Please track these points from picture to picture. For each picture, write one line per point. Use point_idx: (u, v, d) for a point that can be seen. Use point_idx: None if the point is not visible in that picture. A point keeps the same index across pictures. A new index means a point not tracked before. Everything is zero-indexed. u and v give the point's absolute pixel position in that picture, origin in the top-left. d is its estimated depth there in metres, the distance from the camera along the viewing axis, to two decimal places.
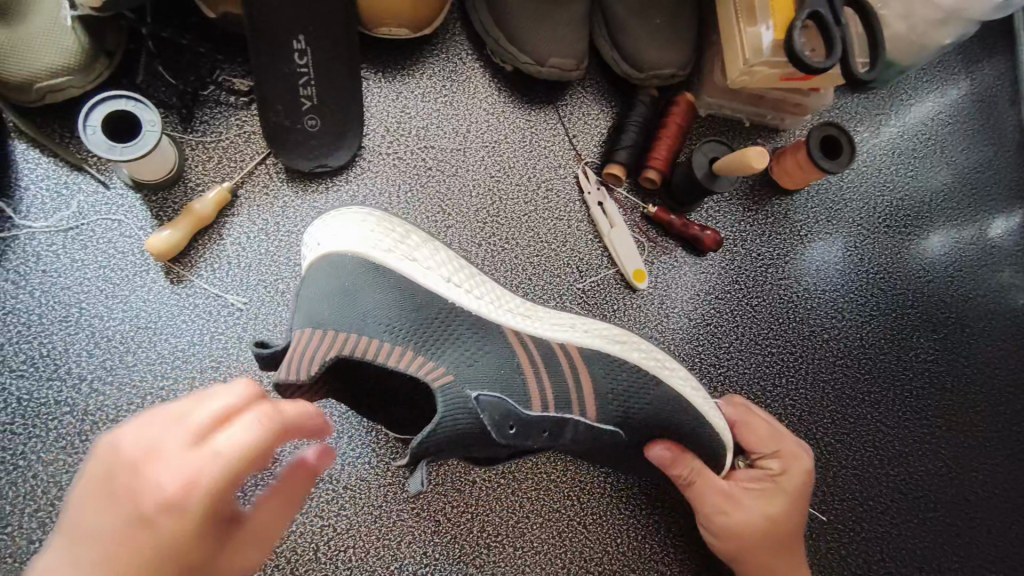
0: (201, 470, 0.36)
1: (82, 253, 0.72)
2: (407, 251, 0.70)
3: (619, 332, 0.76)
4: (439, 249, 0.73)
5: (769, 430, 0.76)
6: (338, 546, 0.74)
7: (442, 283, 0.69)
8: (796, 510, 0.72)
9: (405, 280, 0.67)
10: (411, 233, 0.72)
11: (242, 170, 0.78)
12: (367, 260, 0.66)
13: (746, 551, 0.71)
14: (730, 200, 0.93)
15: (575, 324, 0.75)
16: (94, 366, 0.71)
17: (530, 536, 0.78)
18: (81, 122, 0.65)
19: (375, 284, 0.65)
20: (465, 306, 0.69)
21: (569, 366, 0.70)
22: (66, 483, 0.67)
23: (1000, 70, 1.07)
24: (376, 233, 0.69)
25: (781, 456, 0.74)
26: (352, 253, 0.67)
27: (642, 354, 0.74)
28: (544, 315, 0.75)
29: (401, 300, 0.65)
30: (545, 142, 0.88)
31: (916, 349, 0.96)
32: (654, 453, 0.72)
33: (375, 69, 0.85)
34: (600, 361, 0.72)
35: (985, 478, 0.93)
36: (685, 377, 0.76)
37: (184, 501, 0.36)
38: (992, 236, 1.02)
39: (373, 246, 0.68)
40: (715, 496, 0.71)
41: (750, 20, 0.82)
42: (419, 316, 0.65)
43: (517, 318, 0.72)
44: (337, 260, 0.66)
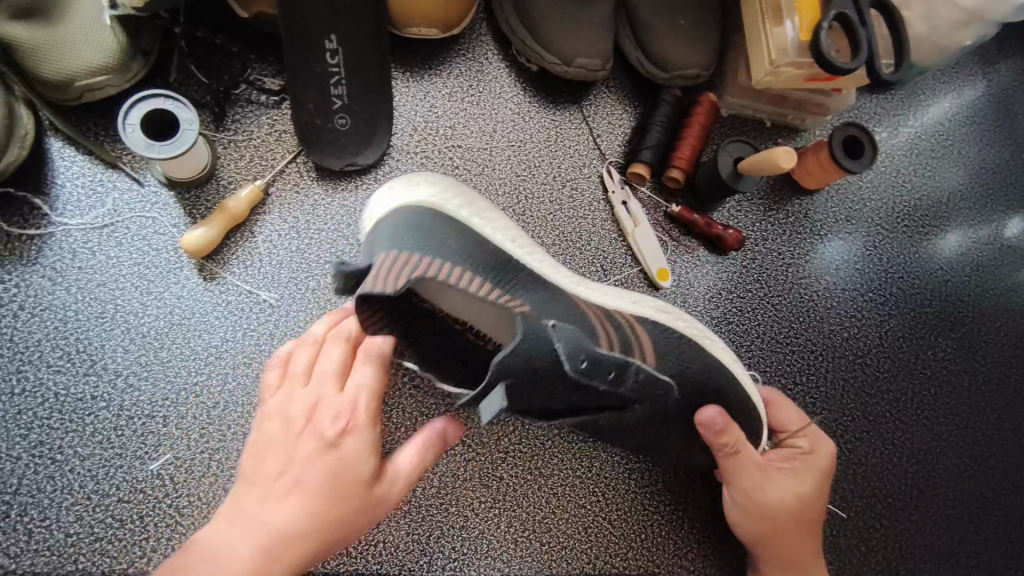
0: (350, 402, 0.59)
1: (117, 250, 0.73)
2: (475, 211, 0.71)
3: (667, 303, 0.77)
4: (501, 215, 0.74)
5: (797, 414, 0.79)
6: (368, 540, 0.74)
7: (507, 242, 0.70)
8: (825, 488, 0.74)
9: (476, 235, 0.69)
10: (476, 199, 0.74)
11: (273, 169, 0.78)
12: (438, 213, 0.68)
13: (780, 529, 0.72)
14: (751, 200, 0.94)
15: (626, 296, 0.75)
16: (130, 361, 0.72)
17: (556, 532, 0.79)
18: (120, 120, 0.66)
19: (445, 234, 0.67)
20: (530, 263, 0.70)
21: (627, 325, 0.71)
22: (103, 478, 0.68)
23: (1017, 71, 1.08)
24: (444, 191, 0.71)
25: (810, 438, 0.76)
26: (423, 205, 0.68)
27: (688, 325, 0.75)
28: (597, 285, 0.76)
29: (471, 249, 0.67)
30: (569, 141, 0.89)
31: (933, 348, 0.97)
32: (705, 414, 0.70)
33: (403, 69, 0.85)
34: (649, 326, 0.72)
35: (1002, 476, 0.94)
36: (727, 352, 0.76)
37: (342, 427, 0.58)
38: (1009, 235, 1.03)
39: (444, 202, 0.70)
40: (755, 474, 0.71)
41: (776, 21, 0.83)
42: (488, 263, 0.67)
43: (575, 282, 0.73)
44: (410, 211, 0.68)
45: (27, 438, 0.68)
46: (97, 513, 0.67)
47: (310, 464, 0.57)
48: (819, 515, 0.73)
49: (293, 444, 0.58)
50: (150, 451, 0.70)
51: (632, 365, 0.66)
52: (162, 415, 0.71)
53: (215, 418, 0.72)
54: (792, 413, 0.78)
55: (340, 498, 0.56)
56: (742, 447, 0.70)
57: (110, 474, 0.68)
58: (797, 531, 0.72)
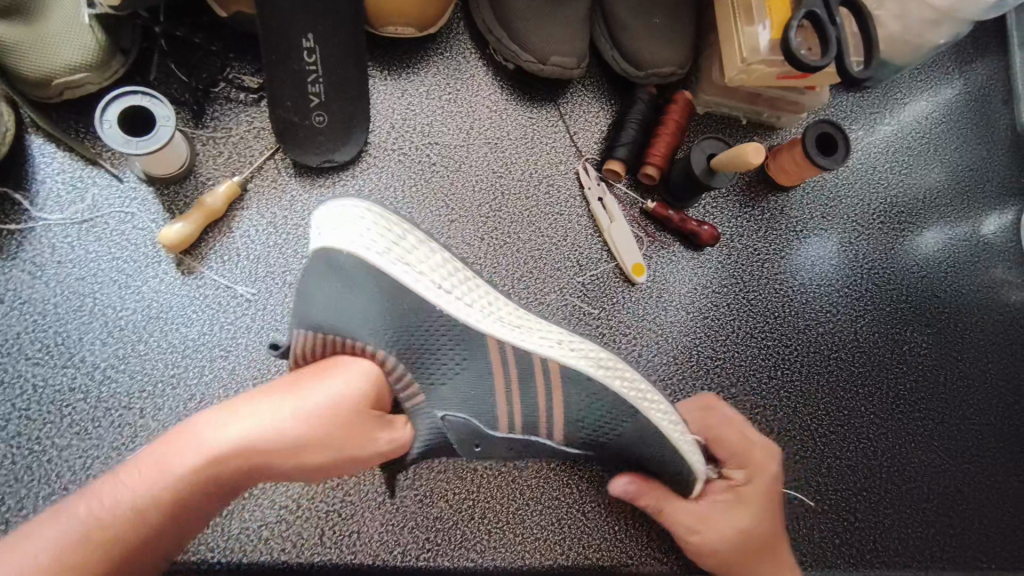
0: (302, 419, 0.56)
1: (96, 245, 0.74)
2: (402, 254, 0.65)
3: (607, 357, 0.71)
4: (437, 249, 0.68)
5: (736, 439, 0.77)
6: (344, 530, 0.76)
7: (433, 290, 0.66)
8: (768, 513, 0.73)
9: (395, 289, 0.64)
10: (407, 233, 0.67)
11: (251, 165, 0.80)
12: (357, 262, 0.63)
13: (733, 566, 0.72)
14: (727, 197, 0.95)
15: (562, 341, 0.70)
16: (108, 353, 0.73)
17: (530, 523, 0.80)
18: (97, 116, 0.67)
19: (364, 290, 0.63)
20: (453, 314, 0.66)
21: (545, 385, 0.68)
22: (80, 467, 0.69)
23: (994, 69, 1.09)
24: (371, 230, 0.65)
25: (745, 464, 0.75)
26: (342, 250, 0.63)
27: (622, 382, 0.70)
28: (535, 325, 0.71)
29: (389, 305, 0.63)
30: (546, 139, 0.90)
31: (909, 343, 0.98)
32: (620, 487, 0.73)
33: (381, 67, 0.87)
34: (575, 385, 0.68)
35: (976, 470, 0.95)
36: (670, 412, 0.72)
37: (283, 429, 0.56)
38: (985, 233, 1.04)
39: (367, 245, 0.64)
40: (691, 521, 0.72)
41: (748, 19, 0.84)
42: (405, 319, 0.64)
43: (507, 329, 0.68)
44: (329, 259, 0.63)
45: (5, 429, 0.69)
46: None
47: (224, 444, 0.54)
48: (771, 542, 0.72)
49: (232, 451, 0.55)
50: (126, 442, 0.71)
51: (535, 441, 0.69)
52: (140, 407, 0.72)
53: (192, 409, 0.73)
54: (729, 438, 0.77)
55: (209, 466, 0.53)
56: (662, 504, 0.73)
57: (87, 465, 0.70)
58: (747, 564, 0.72)
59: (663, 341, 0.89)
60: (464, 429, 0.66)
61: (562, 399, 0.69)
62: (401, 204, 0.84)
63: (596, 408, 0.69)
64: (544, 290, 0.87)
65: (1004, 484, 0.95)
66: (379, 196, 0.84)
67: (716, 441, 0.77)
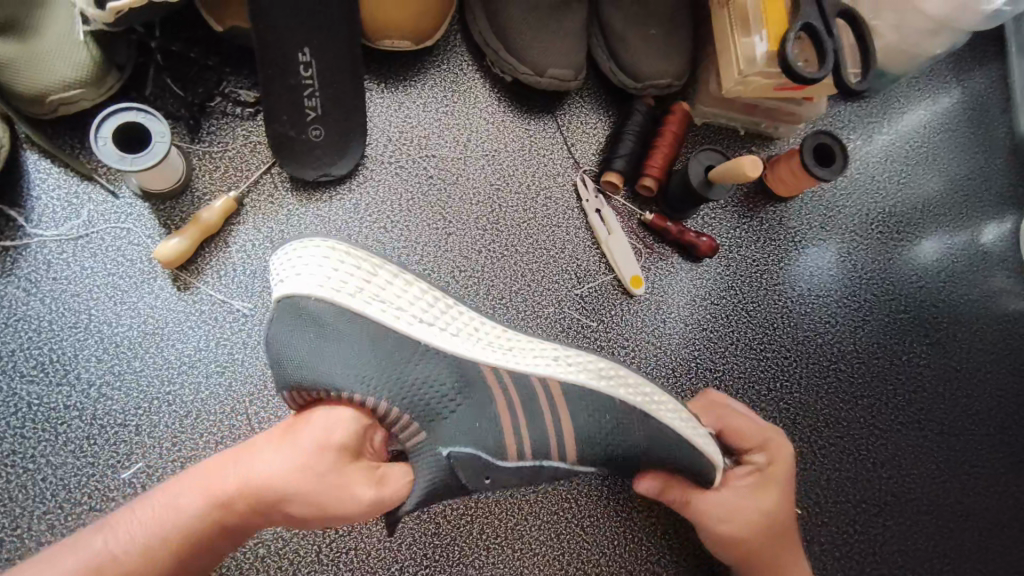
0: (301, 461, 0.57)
1: (91, 261, 0.74)
2: (375, 293, 0.67)
3: (608, 366, 0.73)
4: (408, 282, 0.70)
5: (751, 423, 0.77)
6: (341, 547, 0.75)
7: (414, 323, 0.67)
8: (790, 496, 0.75)
9: (375, 328, 0.64)
10: (377, 270, 0.68)
11: (248, 180, 0.79)
12: (332, 305, 0.63)
13: (760, 551, 0.73)
14: (725, 208, 0.95)
15: (557, 356, 0.72)
16: (104, 370, 0.72)
17: (528, 538, 0.79)
18: (93, 132, 0.67)
19: (344, 334, 0.63)
20: (440, 344, 0.67)
21: (550, 404, 0.68)
22: (75, 486, 0.69)
23: (992, 77, 1.09)
24: (339, 271, 0.66)
25: (770, 449, 0.76)
26: (314, 296, 0.64)
27: (627, 389, 0.71)
28: (523, 343, 0.73)
29: (373, 344, 0.63)
30: (543, 150, 0.90)
31: (908, 354, 0.97)
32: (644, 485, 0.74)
33: (378, 80, 0.86)
34: (581, 400, 0.69)
35: (977, 480, 0.95)
36: (678, 409, 0.73)
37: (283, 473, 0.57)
38: (984, 242, 1.03)
39: (338, 287, 0.65)
40: (720, 509, 0.72)
41: (744, 31, 0.84)
42: (393, 355, 0.64)
43: (499, 353, 0.70)
44: (302, 308, 0.63)
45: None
46: (70, 521, 0.68)
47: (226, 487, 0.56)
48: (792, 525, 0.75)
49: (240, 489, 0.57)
50: (122, 459, 0.71)
51: (547, 463, 0.68)
52: (135, 424, 0.72)
53: (188, 426, 0.73)
54: (749, 427, 0.77)
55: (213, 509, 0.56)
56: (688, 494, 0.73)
57: (82, 483, 0.69)
58: (776, 548, 0.73)
59: (662, 353, 0.89)
60: (475, 462, 0.64)
61: (567, 409, 0.68)
62: (398, 217, 0.84)
63: (605, 418, 0.69)
64: (541, 302, 0.86)
65: (1006, 495, 0.95)
66: (376, 209, 0.83)
67: (738, 430, 0.77)
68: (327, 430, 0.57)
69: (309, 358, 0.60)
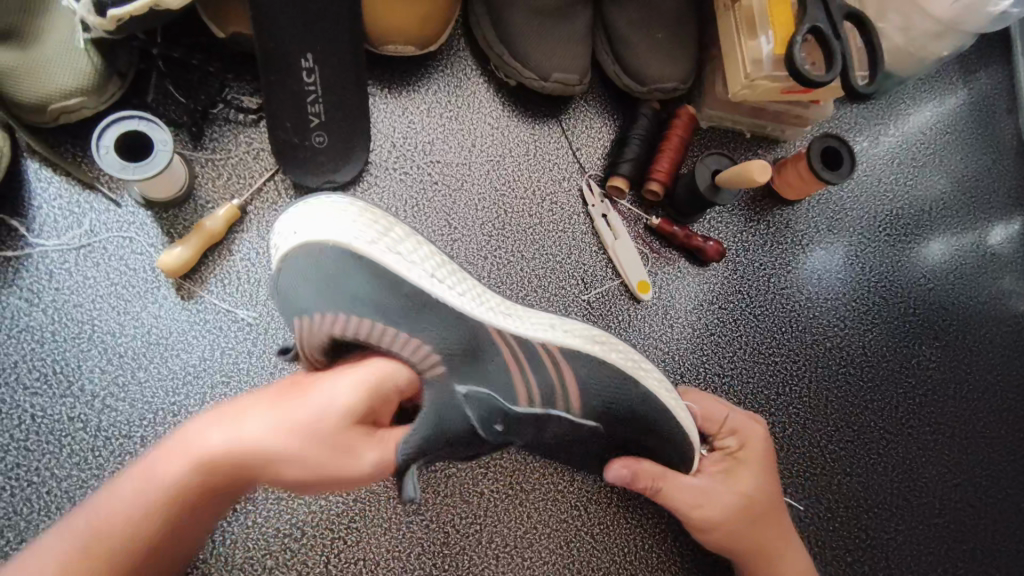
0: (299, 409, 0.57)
1: (94, 271, 0.73)
2: (390, 244, 0.66)
3: (599, 331, 0.73)
4: (422, 243, 0.68)
5: (720, 409, 0.78)
6: (349, 558, 0.74)
7: (425, 277, 0.66)
8: (766, 475, 0.74)
9: (387, 277, 0.64)
10: (390, 227, 0.67)
11: (251, 187, 0.79)
12: (344, 253, 0.63)
13: (736, 534, 0.71)
14: (731, 211, 0.95)
15: (555, 323, 0.71)
16: (107, 382, 0.71)
17: (537, 547, 0.79)
18: (95, 142, 0.66)
19: (356, 283, 0.63)
20: (447, 300, 0.66)
21: (552, 364, 0.68)
22: (80, 499, 0.68)
23: (998, 78, 1.08)
24: (356, 224, 0.65)
25: (736, 431, 0.76)
26: (328, 244, 0.63)
27: (618, 353, 0.72)
28: (524, 312, 0.72)
29: (380, 289, 0.63)
30: (548, 155, 0.89)
31: (918, 356, 0.97)
32: (613, 471, 0.71)
33: (382, 86, 0.86)
34: (579, 361, 0.69)
35: (988, 484, 0.94)
36: (658, 376, 0.73)
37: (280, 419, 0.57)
38: (992, 243, 1.03)
39: (353, 236, 0.64)
40: (691, 495, 0.71)
41: (750, 34, 0.83)
42: (400, 309, 0.63)
43: (503, 316, 0.69)
44: (313, 251, 0.63)
45: (3, 460, 0.68)
46: None
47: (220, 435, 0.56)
48: (775, 506, 0.73)
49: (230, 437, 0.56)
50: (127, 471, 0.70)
51: (552, 412, 0.68)
52: (140, 435, 0.71)
53: None
54: (715, 410, 0.77)
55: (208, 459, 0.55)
56: (660, 479, 0.71)
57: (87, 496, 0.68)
58: (755, 531, 0.71)
59: (669, 358, 0.88)
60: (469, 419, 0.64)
61: (570, 371, 0.68)
62: (403, 223, 0.83)
63: (602, 386, 0.69)
64: (548, 309, 0.85)
65: (1018, 498, 0.94)
66: None
67: (707, 415, 0.77)
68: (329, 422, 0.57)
69: (316, 291, 0.62)
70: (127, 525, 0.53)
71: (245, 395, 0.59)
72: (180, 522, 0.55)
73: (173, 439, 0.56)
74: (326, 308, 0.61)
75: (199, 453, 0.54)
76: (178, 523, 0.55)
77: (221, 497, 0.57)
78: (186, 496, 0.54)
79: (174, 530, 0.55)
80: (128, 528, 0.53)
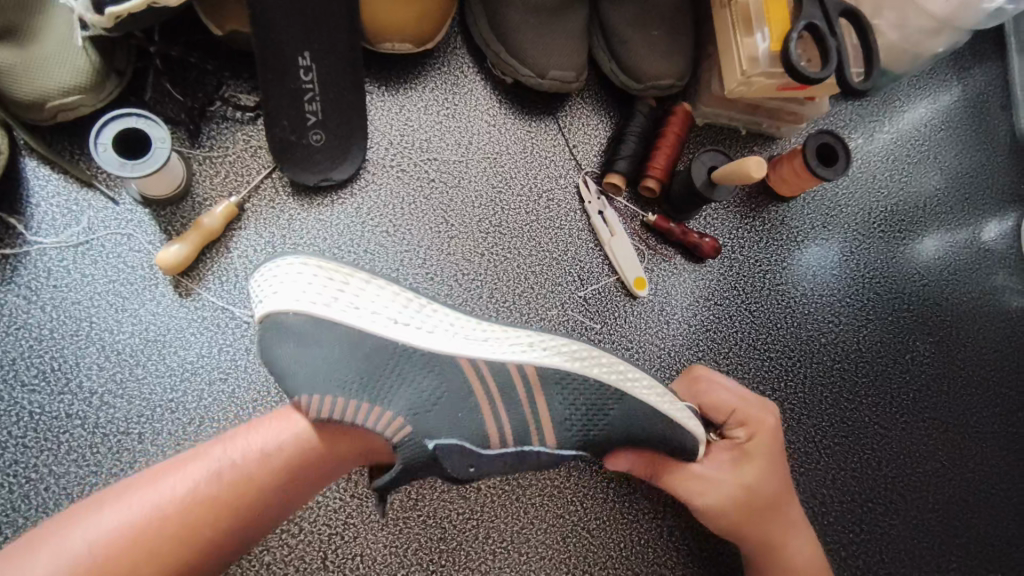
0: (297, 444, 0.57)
1: (92, 268, 0.74)
2: (351, 300, 0.63)
3: (581, 347, 0.68)
4: (385, 285, 0.66)
5: (735, 399, 0.76)
6: (347, 554, 0.75)
7: (391, 326, 0.63)
8: (773, 467, 0.73)
9: (354, 333, 0.61)
10: (349, 278, 0.65)
11: (248, 184, 0.79)
12: (312, 321, 0.60)
13: (736, 522, 0.72)
14: (727, 208, 0.95)
15: (528, 344, 0.67)
16: (105, 379, 0.72)
17: (534, 542, 0.79)
18: (92, 139, 0.66)
19: (324, 343, 0.59)
20: (420, 344, 0.63)
21: (527, 393, 0.64)
22: (78, 495, 0.68)
23: (992, 75, 1.09)
24: (315, 282, 0.63)
25: (747, 423, 0.74)
26: (292, 311, 0.61)
27: (600, 368, 0.67)
28: (503, 333, 0.68)
29: (351, 350, 0.60)
30: (545, 152, 0.90)
31: (913, 352, 0.97)
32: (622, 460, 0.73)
33: (378, 83, 0.86)
34: (554, 384, 0.65)
35: (981, 479, 0.95)
36: (651, 385, 0.69)
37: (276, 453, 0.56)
38: (986, 239, 1.03)
39: (311, 299, 0.61)
40: (692, 480, 0.71)
41: (746, 31, 0.84)
42: (374, 362, 0.60)
43: (475, 343, 0.65)
44: (279, 324, 0.60)
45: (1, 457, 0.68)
46: None
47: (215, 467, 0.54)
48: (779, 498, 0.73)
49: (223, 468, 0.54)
50: (125, 468, 0.70)
51: (529, 448, 0.64)
52: (138, 432, 0.71)
53: (191, 433, 0.72)
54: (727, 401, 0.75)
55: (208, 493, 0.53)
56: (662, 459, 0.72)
57: (85, 492, 0.69)
58: (754, 520, 0.72)
59: (666, 355, 0.88)
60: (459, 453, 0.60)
61: (545, 398, 0.65)
62: (400, 220, 0.84)
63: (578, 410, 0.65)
64: (545, 305, 0.86)
65: (1011, 492, 0.95)
66: (379, 213, 0.83)
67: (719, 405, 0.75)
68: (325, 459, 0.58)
69: (291, 373, 0.58)
70: (223, 492, 0.53)
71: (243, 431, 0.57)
72: (262, 507, 0.55)
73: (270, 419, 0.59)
74: (306, 385, 0.57)
75: (219, 460, 0.55)
76: (262, 505, 0.55)
77: (302, 484, 0.58)
78: (279, 471, 0.56)
79: (254, 514, 0.55)
80: (223, 496, 0.53)
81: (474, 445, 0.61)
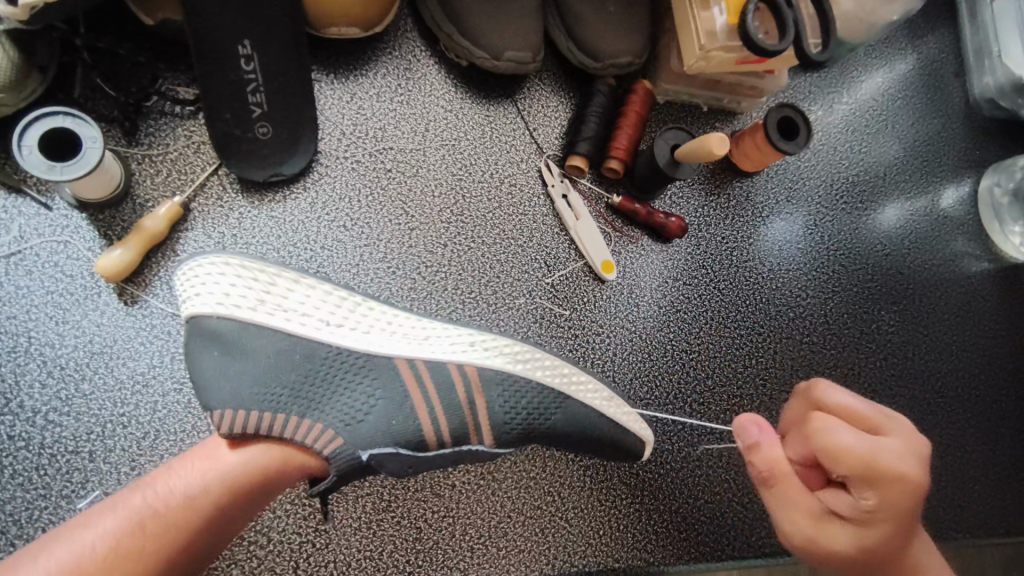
0: (218, 479, 0.56)
1: (27, 279, 0.69)
2: (278, 301, 0.64)
3: (523, 348, 0.69)
4: (315, 284, 0.66)
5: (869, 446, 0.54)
6: (320, 561, 0.72)
7: (321, 328, 0.64)
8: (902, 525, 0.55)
9: (283, 337, 0.61)
10: (277, 277, 0.65)
11: (193, 183, 0.75)
12: (237, 323, 0.61)
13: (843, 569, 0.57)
14: (691, 186, 0.94)
15: (470, 342, 0.68)
16: (48, 397, 0.67)
17: (512, 535, 0.78)
18: (17, 142, 0.61)
19: (251, 349, 0.60)
20: (354, 347, 0.64)
21: (466, 391, 0.64)
22: (26, 520, 0.65)
23: (946, 42, 1.09)
24: (238, 286, 0.63)
25: (867, 477, 0.53)
26: (215, 315, 0.61)
27: (545, 370, 0.69)
28: (445, 331, 0.69)
29: (279, 358, 0.60)
30: (505, 137, 0.87)
31: (878, 322, 0.98)
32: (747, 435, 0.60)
33: (327, 71, 0.82)
34: (493, 383, 0.66)
35: (947, 443, 0.96)
36: (600, 390, 0.71)
37: (198, 492, 0.55)
38: (944, 206, 1.05)
39: (236, 303, 0.62)
40: (800, 519, 0.57)
41: (704, 6, 0.82)
42: (302, 366, 0.61)
43: (416, 344, 0.66)
44: (204, 329, 0.60)
45: None
46: None
47: (137, 513, 0.53)
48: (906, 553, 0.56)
49: (146, 514, 0.53)
50: (76, 488, 0.66)
51: (469, 447, 0.65)
52: (88, 450, 0.67)
53: (146, 448, 0.69)
54: (853, 451, 0.53)
55: (132, 542, 0.52)
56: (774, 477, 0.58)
57: (35, 517, 0.65)
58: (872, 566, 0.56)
59: (637, 338, 0.87)
60: (396, 458, 0.61)
61: (485, 399, 0.65)
62: (358, 214, 0.80)
63: (523, 406, 0.66)
64: (512, 294, 0.84)
65: (975, 454, 0.97)
66: (334, 207, 0.80)
67: (829, 451, 0.54)
68: (251, 488, 0.57)
69: (211, 381, 0.58)
70: (147, 542, 0.52)
71: (165, 470, 0.56)
72: (193, 551, 0.55)
73: (188, 458, 0.57)
74: (225, 395, 0.57)
75: (139, 506, 0.54)
76: (189, 550, 0.55)
77: (230, 518, 0.57)
78: (207, 514, 0.55)
79: (181, 560, 0.54)
80: (147, 547, 0.52)
81: (411, 448, 0.62)
